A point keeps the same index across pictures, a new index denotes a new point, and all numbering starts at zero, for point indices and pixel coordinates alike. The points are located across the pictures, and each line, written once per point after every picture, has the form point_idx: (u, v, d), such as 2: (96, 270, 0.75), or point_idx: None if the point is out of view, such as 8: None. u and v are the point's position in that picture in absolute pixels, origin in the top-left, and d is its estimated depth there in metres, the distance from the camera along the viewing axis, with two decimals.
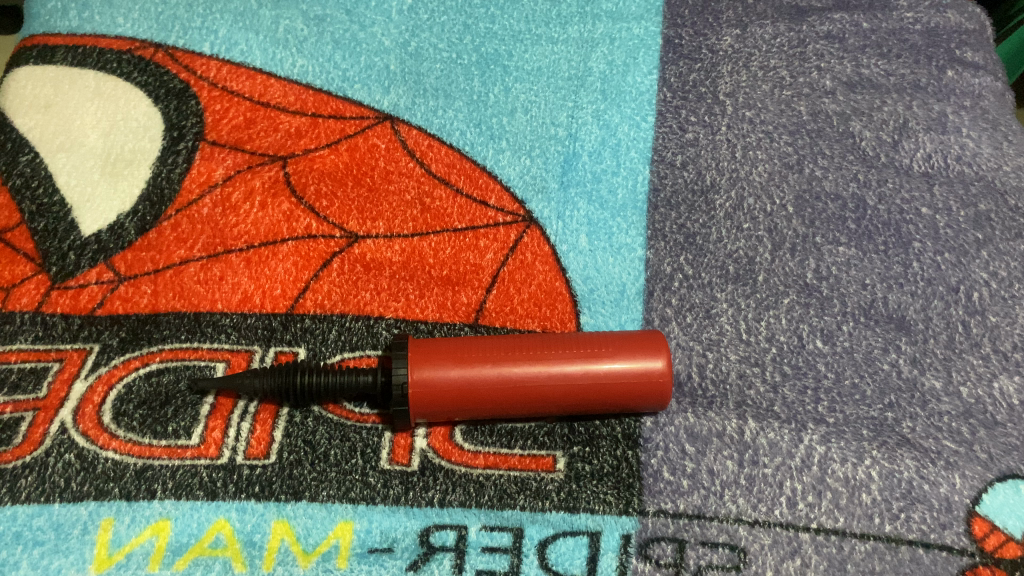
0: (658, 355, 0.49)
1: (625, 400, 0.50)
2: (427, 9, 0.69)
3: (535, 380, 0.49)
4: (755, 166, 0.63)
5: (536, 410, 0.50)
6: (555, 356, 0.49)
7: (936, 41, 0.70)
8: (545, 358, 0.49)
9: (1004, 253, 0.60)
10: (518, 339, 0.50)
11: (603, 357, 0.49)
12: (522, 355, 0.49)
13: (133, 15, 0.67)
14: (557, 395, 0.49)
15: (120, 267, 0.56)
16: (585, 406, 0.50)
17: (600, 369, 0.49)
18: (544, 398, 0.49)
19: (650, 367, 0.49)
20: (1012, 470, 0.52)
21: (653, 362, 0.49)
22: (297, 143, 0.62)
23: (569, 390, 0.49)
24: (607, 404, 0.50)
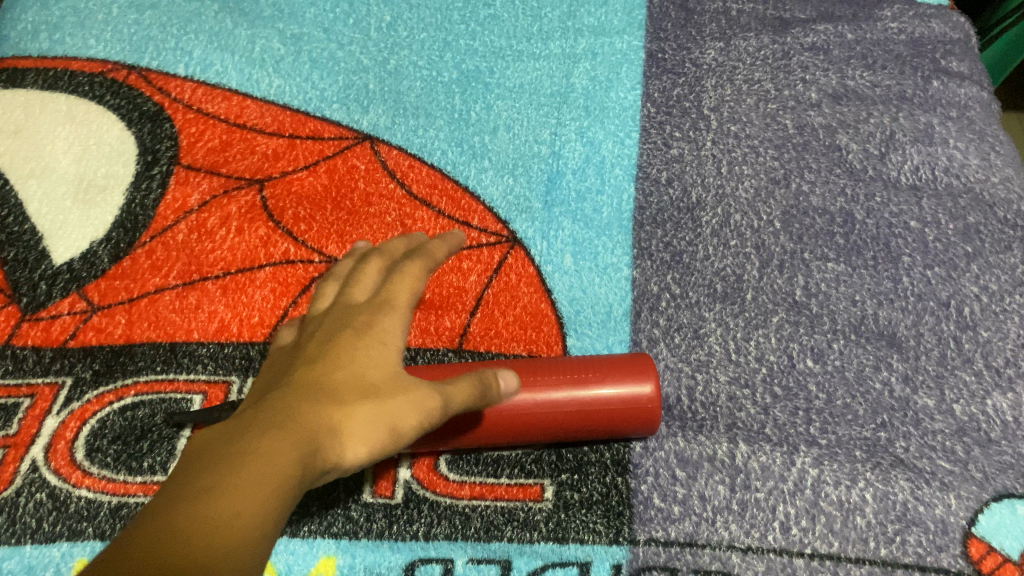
0: (647, 380, 0.48)
1: (614, 427, 0.49)
2: (406, 27, 0.68)
3: (521, 409, 0.48)
4: (741, 182, 0.62)
5: (523, 439, 0.49)
6: (541, 384, 0.48)
7: (921, 51, 0.69)
8: (531, 385, 0.48)
9: (994, 266, 0.59)
10: (501, 366, 0.49)
11: (590, 384, 0.48)
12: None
13: (105, 36, 0.65)
14: (544, 423, 0.48)
15: (93, 297, 0.55)
16: (572, 433, 0.49)
17: (588, 397, 0.48)
18: (531, 427, 0.48)
19: (639, 394, 0.48)
20: (1007, 489, 0.51)
21: (641, 388, 0.48)
22: (275, 165, 0.61)
23: (556, 418, 0.48)
24: (595, 432, 0.49)
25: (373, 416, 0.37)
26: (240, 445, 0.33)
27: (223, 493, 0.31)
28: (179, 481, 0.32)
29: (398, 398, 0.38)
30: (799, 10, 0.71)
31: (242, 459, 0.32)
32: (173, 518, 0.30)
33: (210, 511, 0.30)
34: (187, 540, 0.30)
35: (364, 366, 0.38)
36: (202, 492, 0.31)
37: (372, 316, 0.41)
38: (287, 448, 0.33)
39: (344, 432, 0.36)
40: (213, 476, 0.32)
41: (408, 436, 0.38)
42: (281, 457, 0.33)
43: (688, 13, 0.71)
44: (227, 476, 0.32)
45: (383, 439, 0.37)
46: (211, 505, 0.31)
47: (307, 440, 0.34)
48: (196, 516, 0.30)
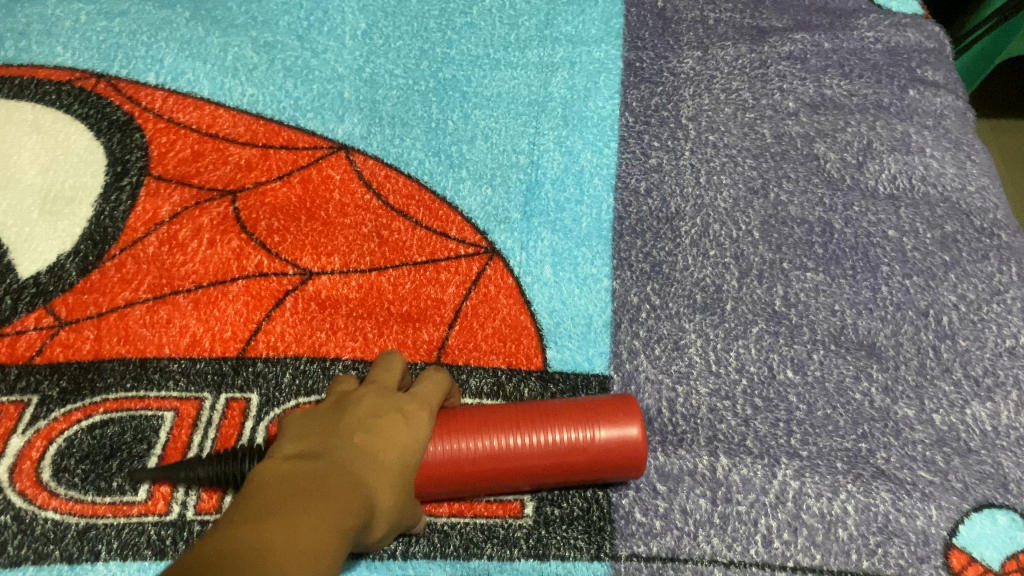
0: (634, 422, 0.45)
1: (599, 472, 0.46)
2: (382, 35, 0.67)
3: (501, 456, 0.45)
4: (720, 192, 0.62)
5: (502, 486, 0.46)
6: (523, 430, 0.45)
7: (897, 60, 0.69)
8: (511, 431, 0.45)
9: (972, 275, 0.59)
10: (480, 412, 0.46)
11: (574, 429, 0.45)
12: (485, 430, 0.45)
13: (73, 43, 0.64)
14: (525, 470, 0.45)
15: (61, 312, 0.53)
16: (557, 477, 0.46)
17: (571, 442, 0.45)
18: (510, 474, 0.45)
19: (626, 438, 0.45)
20: (987, 499, 0.51)
21: (629, 432, 0.45)
22: (248, 175, 0.59)
23: (538, 465, 0.45)
24: (579, 477, 0.46)
25: (392, 513, 0.39)
26: (324, 496, 0.34)
27: (316, 535, 0.31)
28: (262, 506, 0.32)
29: (406, 501, 0.40)
30: (776, 19, 0.71)
31: (324, 507, 0.33)
32: (266, 539, 0.30)
33: (303, 545, 0.31)
34: (290, 570, 0.29)
35: (406, 451, 0.40)
36: (292, 526, 0.31)
37: (409, 415, 0.42)
38: (357, 521, 0.35)
39: (377, 517, 0.37)
40: (303, 510, 0.32)
41: (394, 532, 0.40)
42: (351, 524, 0.34)
43: (666, 22, 0.70)
44: (314, 512, 0.32)
45: (392, 529, 0.39)
46: (305, 539, 0.31)
47: (365, 515, 0.36)
48: (292, 541, 0.30)
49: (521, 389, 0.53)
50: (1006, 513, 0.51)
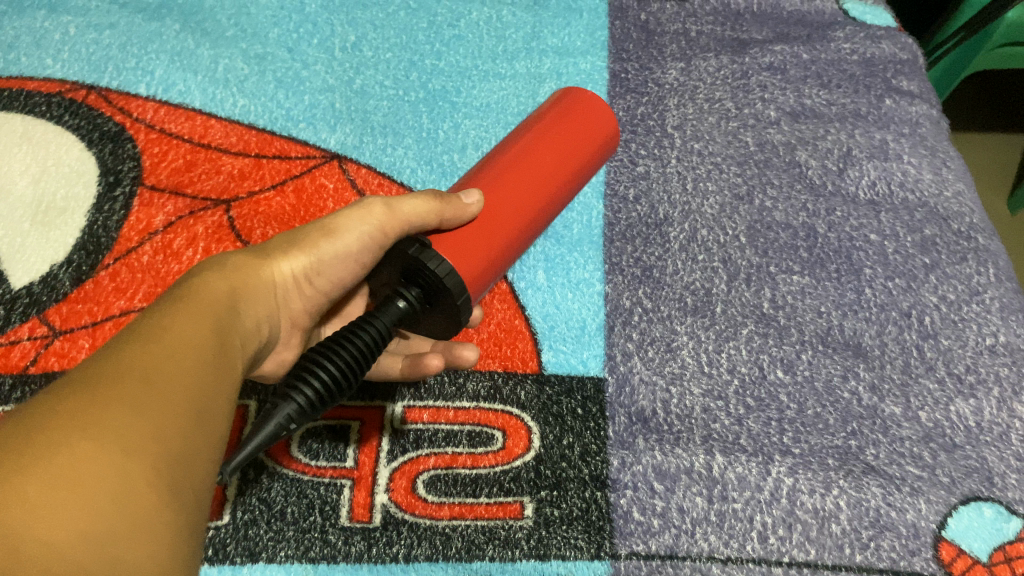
0: (605, 113, 0.54)
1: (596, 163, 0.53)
2: (372, 46, 0.68)
3: (540, 188, 0.49)
4: (706, 198, 0.63)
5: (545, 207, 0.49)
6: (538, 145, 0.50)
7: (873, 71, 0.72)
8: (539, 159, 0.49)
9: (951, 277, 0.61)
10: (481, 170, 0.49)
11: (574, 137, 0.51)
12: (518, 168, 0.48)
13: (62, 56, 0.64)
14: (545, 159, 0.49)
15: (55, 321, 0.53)
16: (563, 147, 0.50)
17: (566, 135, 0.51)
18: (547, 190, 0.49)
19: (607, 121, 0.53)
20: (974, 492, 0.52)
21: (602, 112, 0.54)
22: (241, 185, 0.60)
23: (559, 154, 0.50)
24: (586, 172, 0.52)
25: (296, 240, 0.45)
26: (176, 293, 0.38)
27: (143, 406, 0.32)
28: (83, 377, 0.32)
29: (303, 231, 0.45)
30: (755, 31, 0.73)
31: (166, 336, 0.35)
32: (74, 411, 0.30)
33: (120, 429, 0.30)
34: (88, 462, 0.29)
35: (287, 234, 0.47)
36: (112, 394, 0.31)
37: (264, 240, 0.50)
38: (222, 279, 0.40)
39: (274, 254, 0.44)
40: (134, 353, 0.33)
41: (348, 242, 0.45)
42: (212, 287, 0.39)
43: (649, 35, 0.72)
44: (146, 353, 0.33)
45: (321, 250, 0.45)
46: (123, 419, 0.31)
47: (243, 265, 0.42)
48: (108, 418, 0.30)
49: (518, 392, 0.54)
50: (992, 505, 0.52)
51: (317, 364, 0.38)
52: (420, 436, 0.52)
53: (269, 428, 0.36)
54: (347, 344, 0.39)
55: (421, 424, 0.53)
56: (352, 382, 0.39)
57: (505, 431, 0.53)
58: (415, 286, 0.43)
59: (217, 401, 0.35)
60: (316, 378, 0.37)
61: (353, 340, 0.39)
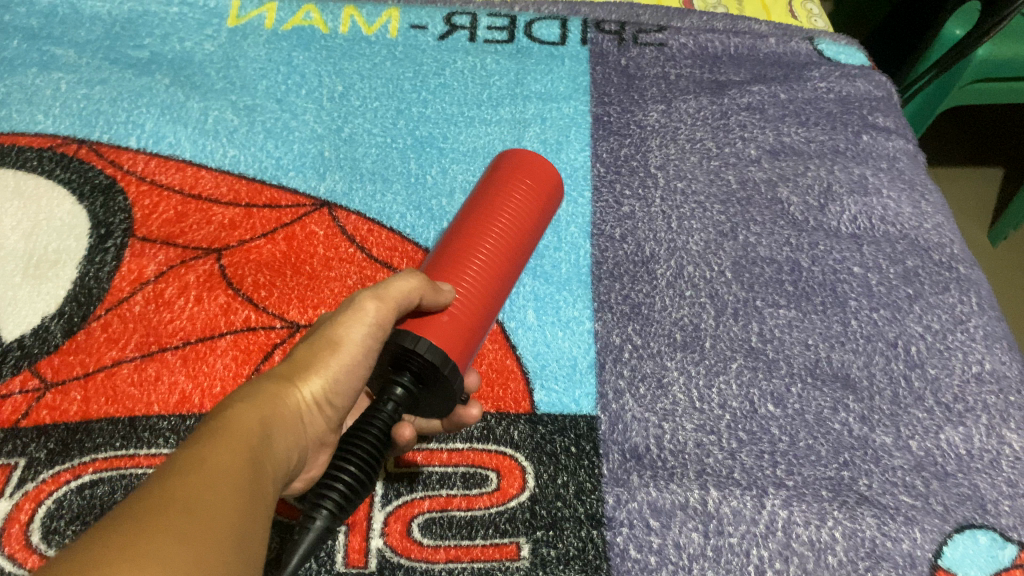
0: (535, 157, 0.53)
1: (543, 201, 0.51)
2: (359, 96, 0.69)
3: (506, 246, 0.47)
4: (691, 236, 0.64)
5: (517, 262, 0.48)
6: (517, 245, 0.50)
7: (849, 108, 0.73)
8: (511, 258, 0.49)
9: (935, 306, 0.62)
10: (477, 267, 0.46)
11: (510, 185, 0.50)
12: (465, 244, 0.47)
13: (54, 111, 0.65)
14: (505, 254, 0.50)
15: (46, 374, 0.53)
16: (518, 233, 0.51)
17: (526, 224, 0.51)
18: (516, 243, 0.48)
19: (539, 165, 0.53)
20: (967, 520, 0.53)
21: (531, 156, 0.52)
22: (232, 234, 0.60)
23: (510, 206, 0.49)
24: (541, 213, 0.50)
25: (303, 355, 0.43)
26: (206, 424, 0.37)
27: (188, 533, 0.30)
28: (129, 508, 0.30)
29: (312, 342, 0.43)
30: (733, 73, 0.75)
31: (205, 463, 0.33)
32: (120, 544, 0.28)
33: (166, 554, 0.29)
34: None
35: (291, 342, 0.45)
36: (157, 525, 0.30)
37: None
38: (252, 410, 0.38)
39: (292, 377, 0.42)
40: (174, 483, 0.32)
41: (355, 353, 0.43)
42: (245, 422, 0.37)
43: (630, 79, 0.74)
44: (184, 481, 0.32)
45: (333, 367, 0.42)
46: (170, 547, 0.29)
47: (265, 397, 0.40)
48: (153, 548, 0.29)
49: (511, 432, 0.55)
50: (987, 532, 0.52)
51: (338, 464, 0.38)
52: (414, 479, 0.52)
53: (306, 539, 0.37)
54: (370, 426, 0.39)
55: (415, 467, 0.53)
56: (377, 468, 0.40)
57: (500, 472, 0.53)
58: (407, 369, 0.42)
59: (253, 525, 0.34)
60: (342, 474, 0.38)
61: (371, 425, 0.40)
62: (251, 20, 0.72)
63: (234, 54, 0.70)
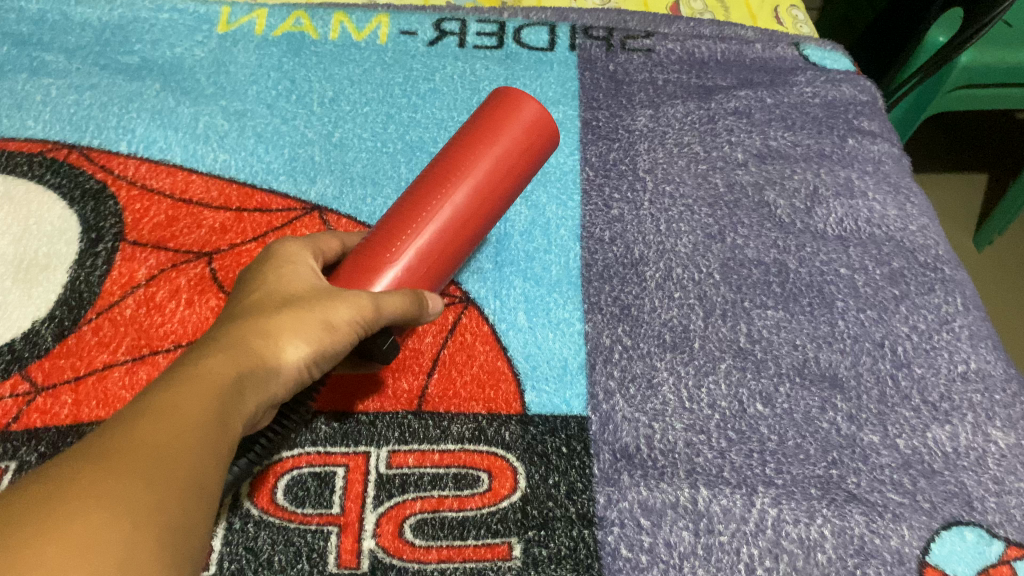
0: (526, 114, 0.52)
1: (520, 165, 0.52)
2: (350, 101, 0.69)
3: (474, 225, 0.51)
4: (680, 238, 0.65)
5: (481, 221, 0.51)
6: None
7: (835, 113, 0.74)
8: None
9: (921, 307, 0.63)
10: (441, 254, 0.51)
11: (489, 141, 0.51)
12: (425, 200, 0.49)
13: (44, 116, 0.65)
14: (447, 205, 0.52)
15: (37, 377, 0.53)
16: None
17: None
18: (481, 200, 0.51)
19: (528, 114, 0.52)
20: (954, 517, 0.53)
21: (523, 109, 0.52)
22: (222, 238, 0.60)
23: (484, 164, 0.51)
24: (512, 181, 0.52)
25: (291, 315, 0.42)
26: (179, 370, 0.38)
27: (152, 480, 0.32)
28: (95, 450, 0.32)
29: (304, 305, 0.43)
30: (720, 78, 0.76)
31: (180, 413, 0.35)
32: (90, 482, 0.30)
33: (130, 498, 0.30)
34: (102, 530, 0.29)
35: (282, 283, 0.44)
36: (123, 468, 0.31)
37: (249, 278, 0.46)
38: (232, 366, 0.39)
39: (277, 336, 0.41)
40: (144, 430, 0.33)
41: (343, 338, 0.43)
42: (218, 371, 0.38)
43: (618, 84, 0.74)
44: (154, 430, 0.34)
45: (321, 342, 0.43)
46: (133, 490, 0.31)
47: (242, 347, 0.40)
48: (120, 489, 0.31)
49: (502, 433, 0.55)
50: (974, 529, 0.53)
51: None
52: (405, 480, 0.52)
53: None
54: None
55: (407, 468, 0.53)
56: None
57: (491, 472, 0.53)
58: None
59: (216, 475, 0.35)
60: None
61: None
62: (241, 26, 0.73)
63: (225, 59, 0.70)
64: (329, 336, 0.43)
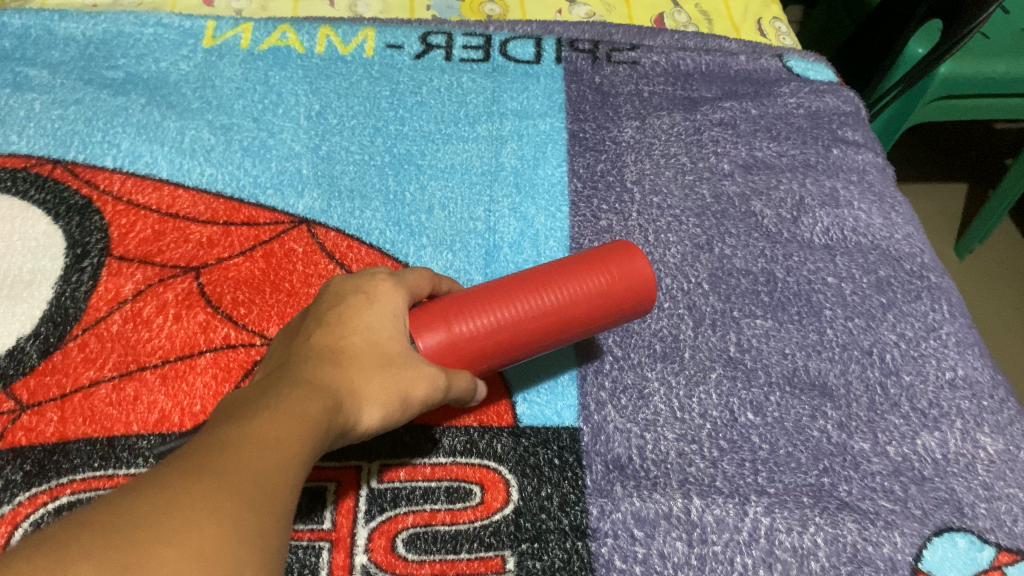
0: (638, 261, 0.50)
1: (598, 299, 0.49)
2: (337, 114, 0.69)
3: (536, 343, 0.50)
4: (668, 249, 0.65)
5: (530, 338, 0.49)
6: None
7: (819, 123, 0.75)
8: None
9: (907, 314, 0.63)
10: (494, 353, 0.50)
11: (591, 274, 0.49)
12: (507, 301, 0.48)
13: (28, 131, 0.64)
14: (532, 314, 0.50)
15: (22, 395, 0.52)
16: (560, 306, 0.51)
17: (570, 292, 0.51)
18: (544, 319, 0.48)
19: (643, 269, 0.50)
20: (946, 523, 0.53)
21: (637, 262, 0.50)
22: (210, 252, 0.60)
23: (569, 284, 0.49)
24: (585, 314, 0.49)
25: (382, 380, 0.41)
26: (278, 403, 0.36)
27: (259, 502, 0.31)
28: (207, 461, 0.31)
29: (394, 375, 0.42)
30: (705, 90, 0.76)
31: (281, 445, 0.34)
32: (201, 494, 0.29)
33: (241, 519, 0.30)
34: (217, 546, 0.28)
35: (376, 335, 0.43)
36: (234, 485, 0.30)
37: (347, 308, 0.44)
38: (326, 412, 0.37)
39: (363, 397, 0.40)
40: (250, 454, 0.32)
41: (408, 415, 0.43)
42: (312, 410, 0.36)
43: (604, 96, 0.75)
44: (260, 455, 0.32)
45: (392, 413, 0.41)
46: (242, 509, 0.30)
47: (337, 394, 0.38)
48: (229, 504, 0.30)
49: (494, 445, 0.55)
50: (965, 535, 0.53)
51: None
52: (397, 495, 0.52)
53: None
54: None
55: (398, 483, 0.52)
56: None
57: (483, 485, 0.53)
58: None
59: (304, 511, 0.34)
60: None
61: None
62: (227, 40, 0.72)
63: (210, 73, 0.70)
64: (399, 412, 0.42)
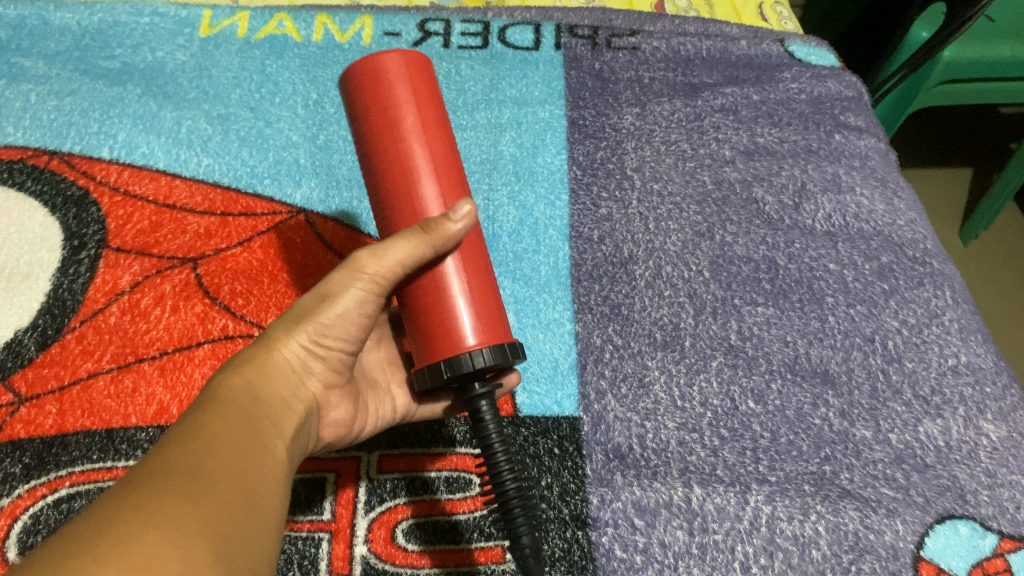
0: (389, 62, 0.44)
1: (427, 99, 0.45)
2: (334, 103, 0.69)
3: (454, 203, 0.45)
4: (669, 236, 0.65)
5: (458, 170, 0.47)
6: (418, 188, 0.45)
7: (821, 108, 0.74)
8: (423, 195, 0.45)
9: (910, 301, 0.63)
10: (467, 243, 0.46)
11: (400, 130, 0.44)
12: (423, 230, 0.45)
13: (24, 123, 0.64)
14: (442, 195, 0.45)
15: (20, 388, 0.52)
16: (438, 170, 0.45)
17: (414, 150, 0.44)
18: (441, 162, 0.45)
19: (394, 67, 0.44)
20: (948, 511, 0.53)
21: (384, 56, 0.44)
22: (208, 243, 0.60)
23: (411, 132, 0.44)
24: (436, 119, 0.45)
25: (294, 315, 0.46)
26: (205, 399, 0.40)
27: (193, 496, 0.34)
28: (138, 478, 0.34)
29: (298, 304, 0.46)
30: (706, 75, 0.76)
31: (204, 432, 0.37)
32: (134, 505, 0.32)
33: (178, 515, 0.33)
34: (161, 549, 0.31)
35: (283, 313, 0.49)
36: (165, 488, 0.33)
37: None
38: (242, 376, 0.42)
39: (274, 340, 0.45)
40: (176, 452, 0.36)
41: (345, 305, 0.45)
42: (228, 385, 0.41)
43: (604, 82, 0.74)
44: (185, 450, 0.36)
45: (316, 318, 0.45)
46: (180, 509, 0.33)
47: (256, 367, 0.43)
48: (166, 508, 0.33)
49: None
50: (967, 522, 0.53)
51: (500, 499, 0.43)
52: (397, 485, 0.52)
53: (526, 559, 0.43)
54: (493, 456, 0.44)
55: (398, 473, 0.52)
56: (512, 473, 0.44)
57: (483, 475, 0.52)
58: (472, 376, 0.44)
59: (261, 480, 0.38)
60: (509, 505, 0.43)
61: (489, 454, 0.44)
62: (223, 29, 0.72)
63: (206, 63, 0.69)
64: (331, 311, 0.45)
